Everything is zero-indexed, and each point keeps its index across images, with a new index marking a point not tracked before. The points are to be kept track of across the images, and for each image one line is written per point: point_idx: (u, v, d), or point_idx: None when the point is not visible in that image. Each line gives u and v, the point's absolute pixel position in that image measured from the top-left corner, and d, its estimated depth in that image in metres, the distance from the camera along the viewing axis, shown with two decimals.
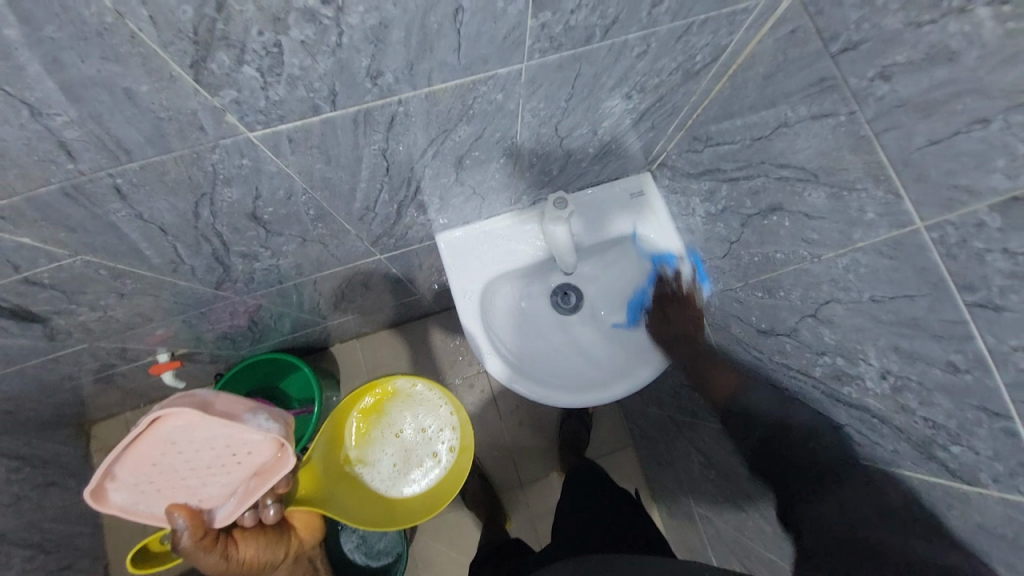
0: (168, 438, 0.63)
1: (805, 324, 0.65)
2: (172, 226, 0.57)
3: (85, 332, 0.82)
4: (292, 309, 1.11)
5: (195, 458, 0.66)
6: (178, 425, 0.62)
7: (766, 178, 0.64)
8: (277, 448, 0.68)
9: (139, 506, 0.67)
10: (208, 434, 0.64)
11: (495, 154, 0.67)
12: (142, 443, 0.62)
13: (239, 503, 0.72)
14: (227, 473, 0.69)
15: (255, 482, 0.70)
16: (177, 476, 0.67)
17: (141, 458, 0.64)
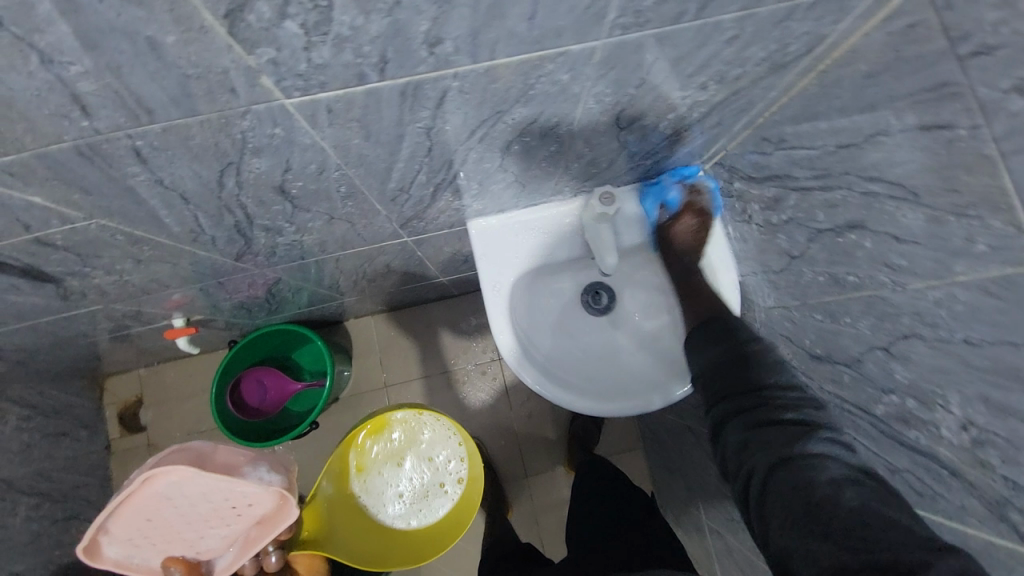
0: (164, 495, 0.65)
1: (872, 356, 0.60)
2: (193, 194, 0.52)
3: (99, 294, 0.79)
4: (310, 284, 1.07)
5: (191, 511, 0.69)
6: (172, 483, 0.64)
7: (848, 191, 0.57)
8: (276, 502, 0.72)
9: (134, 560, 0.71)
10: (203, 490, 0.67)
11: (545, 141, 0.61)
12: (136, 501, 0.64)
13: (236, 553, 0.77)
14: (225, 526, 0.74)
15: (254, 534, 0.75)
16: (175, 528, 0.70)
17: (137, 515, 0.66)
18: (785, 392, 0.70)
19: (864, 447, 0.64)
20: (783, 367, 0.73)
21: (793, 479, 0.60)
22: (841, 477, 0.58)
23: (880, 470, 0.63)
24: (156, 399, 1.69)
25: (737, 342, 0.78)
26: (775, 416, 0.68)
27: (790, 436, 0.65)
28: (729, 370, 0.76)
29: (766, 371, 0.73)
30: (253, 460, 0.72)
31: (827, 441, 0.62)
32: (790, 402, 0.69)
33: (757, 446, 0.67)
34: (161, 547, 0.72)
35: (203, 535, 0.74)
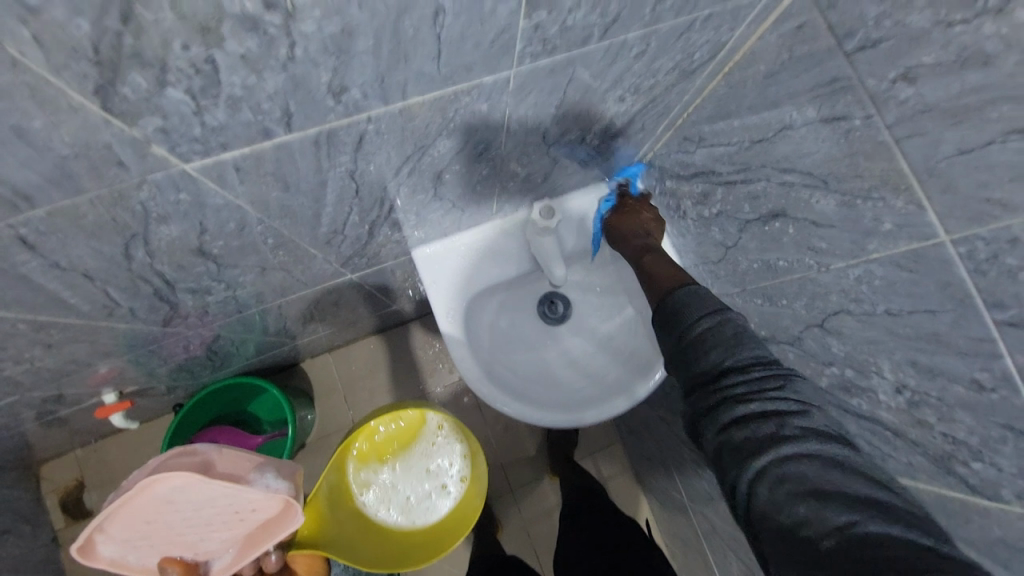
0: (169, 495, 0.63)
1: (810, 333, 0.63)
2: (100, 271, 0.48)
3: (9, 385, 0.71)
4: (253, 334, 1.01)
5: (193, 515, 0.67)
6: (177, 483, 0.62)
7: (767, 183, 0.60)
8: (284, 505, 0.69)
9: (129, 560, 0.67)
10: (208, 494, 0.65)
11: (477, 165, 0.60)
12: (138, 503, 0.62)
13: (237, 556, 0.73)
14: (228, 529, 0.71)
15: (259, 536, 0.71)
16: (175, 530, 0.68)
17: (136, 517, 0.64)
18: (741, 372, 0.54)
19: None
20: (741, 336, 0.56)
21: (785, 494, 0.46)
22: (825, 482, 0.45)
23: None
24: (102, 478, 1.58)
25: (681, 321, 0.62)
26: (734, 406, 0.53)
27: (762, 435, 0.50)
28: (696, 348, 0.58)
29: (716, 347, 0.57)
30: (260, 466, 0.69)
31: (805, 434, 0.49)
32: (753, 384, 0.53)
33: (730, 454, 0.52)
34: (158, 546, 0.68)
35: (204, 536, 0.70)
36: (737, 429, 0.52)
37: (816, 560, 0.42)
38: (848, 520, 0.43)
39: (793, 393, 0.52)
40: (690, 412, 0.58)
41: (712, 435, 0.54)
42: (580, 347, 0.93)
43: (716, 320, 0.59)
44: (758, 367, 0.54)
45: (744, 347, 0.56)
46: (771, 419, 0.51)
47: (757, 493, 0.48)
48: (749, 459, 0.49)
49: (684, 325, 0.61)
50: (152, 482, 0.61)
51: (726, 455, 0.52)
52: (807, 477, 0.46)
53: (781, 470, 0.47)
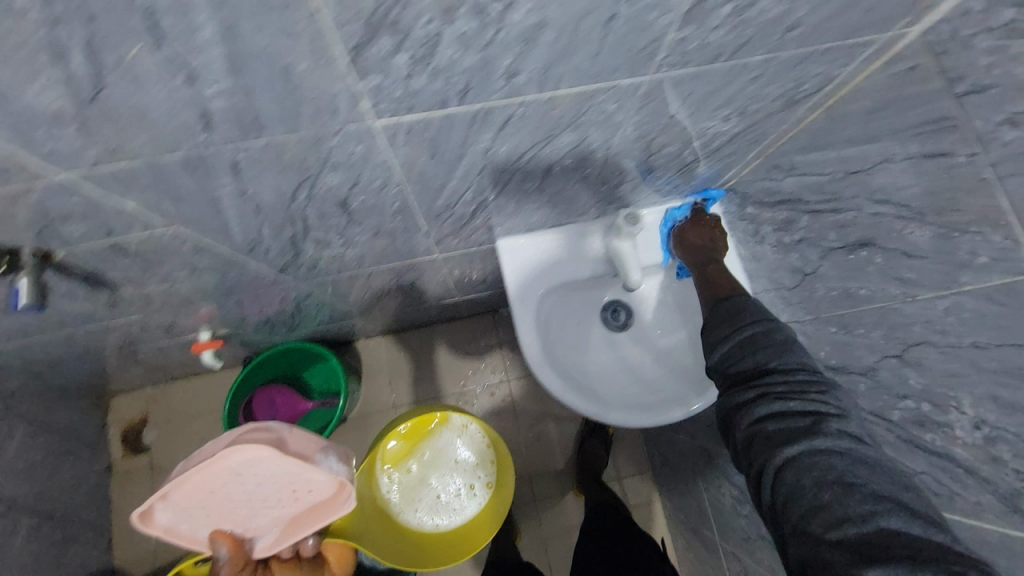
0: (238, 469, 0.68)
1: (886, 364, 0.64)
2: (267, 206, 0.57)
3: (146, 303, 0.82)
4: (336, 299, 1.11)
5: (252, 490, 0.72)
6: (249, 459, 0.67)
7: (857, 213, 0.64)
8: (336, 492, 0.75)
9: (183, 528, 0.73)
10: (271, 471, 0.70)
11: (584, 164, 0.67)
12: (208, 473, 0.67)
13: (281, 535, 0.79)
14: (280, 508, 0.76)
15: (305, 519, 0.78)
16: (231, 505, 0.73)
17: (201, 487, 0.69)
18: (786, 378, 0.66)
19: None
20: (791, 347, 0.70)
21: (802, 475, 0.58)
22: (849, 474, 0.56)
23: None
24: (161, 418, 1.75)
25: (732, 327, 0.76)
26: (772, 403, 0.65)
27: (797, 430, 0.61)
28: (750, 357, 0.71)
29: (771, 355, 0.69)
30: (323, 447, 0.73)
31: (836, 432, 0.59)
32: (793, 386, 0.65)
33: (766, 441, 0.63)
34: (212, 519, 0.74)
35: (257, 513, 0.76)
36: (774, 424, 0.64)
37: (824, 529, 0.54)
38: (855, 503, 0.53)
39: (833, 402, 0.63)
40: (730, 405, 0.70)
41: (746, 426, 0.67)
42: (637, 357, 0.96)
43: (764, 329, 0.72)
44: (800, 373, 0.66)
45: (790, 355, 0.69)
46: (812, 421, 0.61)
47: (783, 472, 0.60)
48: (780, 445, 0.61)
49: (738, 334, 0.74)
50: (228, 455, 0.65)
51: (758, 443, 0.64)
52: (818, 462, 0.58)
53: (808, 455, 0.59)
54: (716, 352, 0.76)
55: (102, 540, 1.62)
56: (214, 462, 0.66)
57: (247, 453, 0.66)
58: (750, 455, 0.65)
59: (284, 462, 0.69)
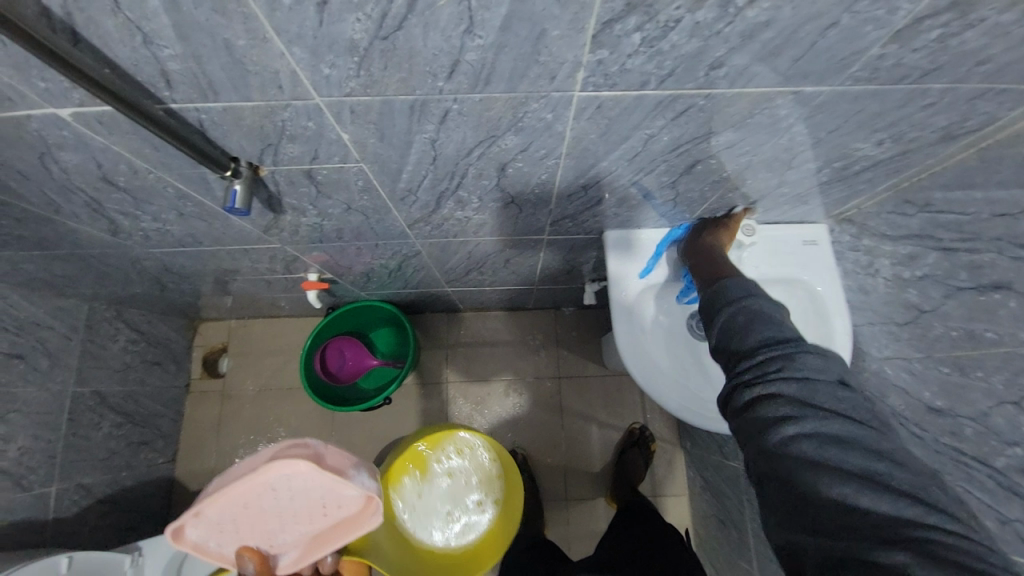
0: (274, 482, 0.73)
1: (1003, 410, 0.64)
2: (443, 158, 0.64)
3: (291, 233, 0.92)
4: (435, 264, 1.19)
5: (284, 503, 0.77)
6: (287, 472, 0.72)
7: (999, 255, 0.64)
8: (361, 506, 0.79)
9: (211, 544, 0.79)
10: (305, 483, 0.75)
11: (724, 168, 0.70)
12: (245, 487, 0.73)
13: (305, 551, 0.83)
14: (309, 522, 0.80)
15: (330, 533, 0.81)
16: (263, 516, 0.78)
17: (236, 499, 0.74)
18: (766, 350, 0.62)
19: (976, 500, 0.68)
20: (751, 327, 0.66)
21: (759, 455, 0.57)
22: (825, 461, 0.52)
23: (992, 523, 0.65)
24: (239, 351, 1.89)
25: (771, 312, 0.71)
26: (752, 388, 0.61)
27: (775, 417, 0.57)
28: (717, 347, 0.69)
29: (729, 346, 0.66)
30: (356, 464, 0.79)
31: (807, 414, 0.56)
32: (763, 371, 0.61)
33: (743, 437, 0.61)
34: (238, 536, 0.79)
35: (284, 527, 0.80)
36: (753, 411, 0.60)
37: (814, 489, 0.51)
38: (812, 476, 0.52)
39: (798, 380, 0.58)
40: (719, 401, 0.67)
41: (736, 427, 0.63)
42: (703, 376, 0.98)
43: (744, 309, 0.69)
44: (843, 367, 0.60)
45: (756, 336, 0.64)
46: (775, 406, 0.58)
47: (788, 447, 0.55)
48: (771, 429, 0.57)
49: None
50: (268, 466, 0.71)
51: (744, 432, 0.61)
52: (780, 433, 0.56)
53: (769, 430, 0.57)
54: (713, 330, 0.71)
55: (169, 450, 1.77)
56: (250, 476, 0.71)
57: (286, 466, 0.72)
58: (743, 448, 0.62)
59: (320, 472, 0.74)
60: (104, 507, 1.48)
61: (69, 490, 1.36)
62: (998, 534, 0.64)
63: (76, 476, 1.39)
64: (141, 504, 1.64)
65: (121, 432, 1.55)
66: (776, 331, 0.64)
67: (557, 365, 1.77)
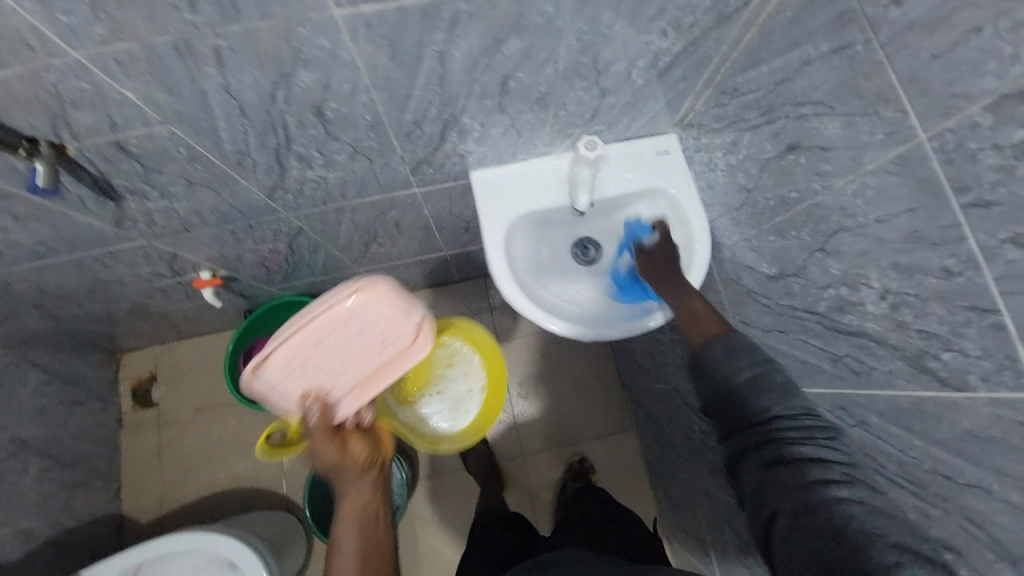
0: (348, 313, 0.71)
1: (814, 259, 0.70)
2: (249, 107, 0.64)
3: (148, 224, 0.90)
4: (326, 242, 1.19)
5: (352, 341, 0.74)
6: (364, 299, 0.71)
7: (786, 119, 0.70)
8: (415, 337, 0.78)
9: (279, 389, 0.75)
10: (377, 313, 0.73)
11: (537, 82, 0.73)
12: (320, 320, 0.70)
13: (356, 398, 0.80)
14: (361, 362, 0.77)
15: (381, 375, 0.80)
16: (329, 358, 0.74)
17: (310, 337, 0.71)
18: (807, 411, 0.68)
19: (813, 347, 0.74)
20: (789, 389, 0.70)
21: (796, 503, 0.62)
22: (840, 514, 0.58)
23: (827, 364, 0.72)
24: (168, 376, 1.84)
25: (724, 363, 0.76)
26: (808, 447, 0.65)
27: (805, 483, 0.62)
28: (724, 397, 0.74)
29: (772, 398, 0.70)
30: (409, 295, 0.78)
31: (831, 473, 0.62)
32: (808, 431, 0.66)
33: (771, 491, 0.65)
34: (302, 380, 0.75)
35: (348, 369, 0.77)
36: (785, 474, 0.64)
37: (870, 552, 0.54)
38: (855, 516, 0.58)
39: (793, 431, 0.67)
40: (737, 452, 0.71)
41: (756, 470, 0.68)
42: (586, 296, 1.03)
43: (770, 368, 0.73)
44: (805, 419, 0.67)
45: (795, 398, 0.69)
46: (797, 465, 0.64)
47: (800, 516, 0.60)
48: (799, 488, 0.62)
49: None
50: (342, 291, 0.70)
51: (770, 493, 0.65)
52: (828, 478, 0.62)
53: (792, 470, 0.64)
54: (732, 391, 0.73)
55: (110, 487, 1.70)
56: (336, 304, 0.70)
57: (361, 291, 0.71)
58: (762, 509, 0.66)
59: (394, 303, 0.73)
60: (52, 552, 1.45)
61: (9, 536, 1.33)
62: (832, 372, 0.71)
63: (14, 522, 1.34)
64: (89, 546, 1.58)
65: (53, 475, 1.48)
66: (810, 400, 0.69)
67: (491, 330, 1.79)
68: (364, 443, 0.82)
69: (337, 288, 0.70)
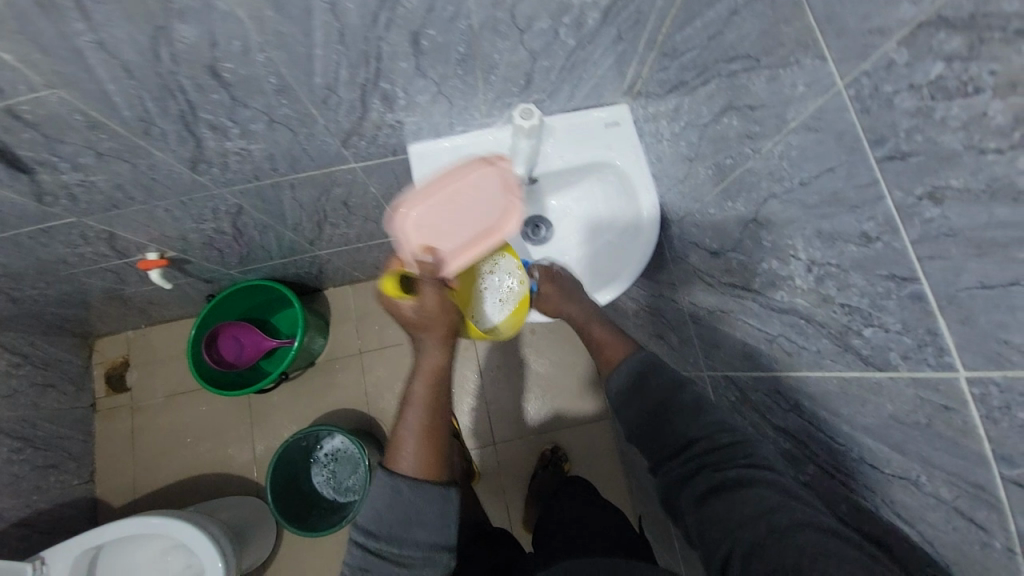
0: (465, 180, 0.78)
1: (748, 231, 0.65)
2: (135, 66, 0.61)
3: (71, 199, 0.87)
4: (274, 221, 1.15)
5: (473, 204, 0.78)
6: (478, 175, 0.79)
7: (720, 78, 0.64)
8: (505, 209, 0.77)
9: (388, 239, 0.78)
10: (477, 181, 0.78)
11: (454, 40, 0.68)
12: (457, 186, 0.78)
13: (457, 259, 0.77)
14: (470, 227, 0.78)
15: (477, 243, 0.77)
16: (447, 217, 0.77)
17: (452, 194, 0.77)
18: (720, 426, 0.65)
19: (750, 327, 0.69)
20: (698, 403, 0.68)
21: (747, 531, 0.54)
22: (797, 525, 0.51)
23: (764, 345, 0.66)
24: (142, 361, 1.83)
25: (643, 385, 0.73)
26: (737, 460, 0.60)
27: (744, 500, 0.56)
28: (647, 428, 0.70)
29: (685, 419, 0.67)
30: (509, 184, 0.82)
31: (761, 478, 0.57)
32: (726, 447, 0.62)
33: (717, 522, 0.57)
34: (416, 236, 0.77)
35: (448, 228, 0.77)
36: (719, 499, 0.58)
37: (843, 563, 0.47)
38: (812, 537, 0.49)
39: (722, 448, 0.62)
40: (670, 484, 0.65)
41: (694, 507, 0.61)
42: None
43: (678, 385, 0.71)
44: (723, 435, 0.64)
45: (706, 415, 0.67)
46: (733, 484, 0.58)
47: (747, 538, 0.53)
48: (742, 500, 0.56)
49: None
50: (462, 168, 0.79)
51: (717, 523, 0.57)
52: (762, 499, 0.55)
53: (730, 496, 0.57)
54: (645, 415, 0.71)
55: (82, 471, 1.71)
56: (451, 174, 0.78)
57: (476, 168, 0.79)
58: (711, 550, 0.57)
59: (505, 176, 0.78)
60: (20, 533, 1.43)
61: None
62: (768, 353, 0.66)
63: None
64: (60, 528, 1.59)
65: (23, 456, 1.47)
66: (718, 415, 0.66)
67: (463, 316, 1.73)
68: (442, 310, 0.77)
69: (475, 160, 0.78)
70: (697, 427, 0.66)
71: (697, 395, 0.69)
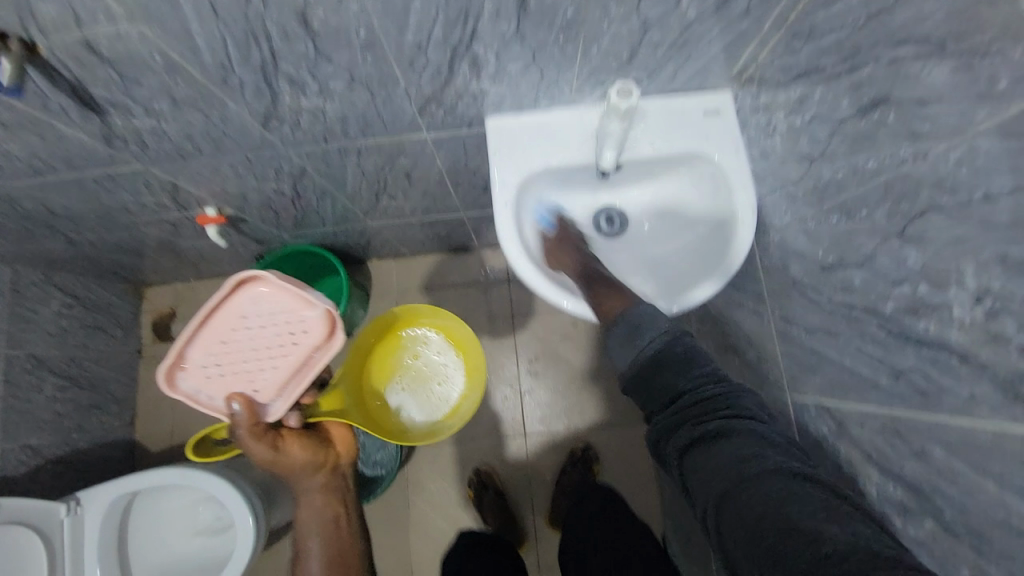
0: (244, 309, 0.82)
1: (886, 247, 0.56)
2: (223, 5, 0.56)
3: (140, 146, 0.85)
4: (333, 187, 1.11)
5: (256, 336, 0.83)
6: (251, 297, 0.82)
7: (874, 66, 0.55)
8: (326, 329, 0.83)
9: (202, 396, 0.84)
10: (273, 306, 0.82)
11: (562, 1, 0.61)
12: (220, 314, 0.82)
13: (287, 395, 0.86)
14: (281, 358, 0.83)
15: (300, 373, 0.85)
16: (241, 356, 0.83)
17: (217, 333, 0.82)
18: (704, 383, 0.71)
19: (868, 357, 0.60)
20: (690, 358, 0.74)
21: (720, 486, 0.60)
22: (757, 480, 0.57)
23: (884, 379, 0.58)
24: (188, 314, 1.83)
25: (639, 345, 0.77)
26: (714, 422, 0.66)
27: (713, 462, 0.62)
28: (642, 382, 0.77)
29: (675, 371, 0.74)
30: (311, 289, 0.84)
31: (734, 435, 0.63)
32: (704, 406, 0.69)
33: (699, 475, 0.63)
34: (224, 381, 0.84)
35: (263, 368, 0.84)
36: (698, 454, 0.65)
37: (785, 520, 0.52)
38: (764, 493, 0.56)
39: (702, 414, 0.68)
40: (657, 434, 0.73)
41: (678, 456, 0.68)
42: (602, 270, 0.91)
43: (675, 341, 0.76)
44: (710, 388, 0.71)
45: (696, 368, 0.73)
46: (709, 441, 0.65)
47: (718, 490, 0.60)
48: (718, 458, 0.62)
49: None
50: (233, 292, 0.81)
51: (697, 477, 0.64)
52: (739, 450, 0.62)
53: (704, 454, 0.64)
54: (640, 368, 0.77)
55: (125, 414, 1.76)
56: (222, 299, 0.80)
57: (247, 287, 0.81)
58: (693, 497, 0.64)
59: (283, 289, 0.82)
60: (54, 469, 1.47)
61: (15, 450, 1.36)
62: (890, 389, 0.57)
63: (20, 437, 1.38)
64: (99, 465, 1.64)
65: (66, 396, 1.52)
66: (711, 368, 0.73)
67: (508, 303, 1.66)
68: (301, 446, 0.94)
69: (228, 281, 0.79)
70: (690, 379, 0.72)
71: (691, 352, 0.75)
